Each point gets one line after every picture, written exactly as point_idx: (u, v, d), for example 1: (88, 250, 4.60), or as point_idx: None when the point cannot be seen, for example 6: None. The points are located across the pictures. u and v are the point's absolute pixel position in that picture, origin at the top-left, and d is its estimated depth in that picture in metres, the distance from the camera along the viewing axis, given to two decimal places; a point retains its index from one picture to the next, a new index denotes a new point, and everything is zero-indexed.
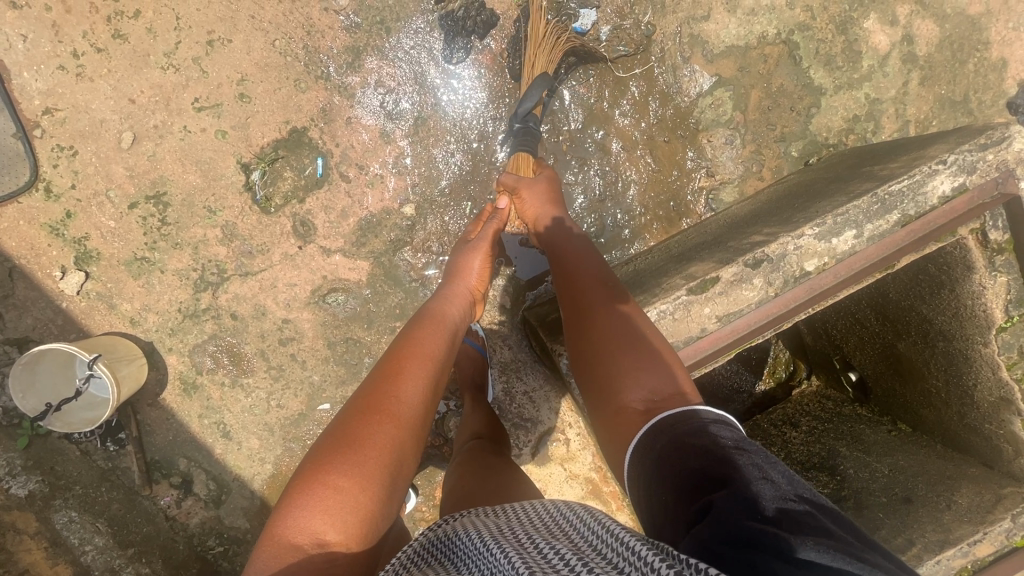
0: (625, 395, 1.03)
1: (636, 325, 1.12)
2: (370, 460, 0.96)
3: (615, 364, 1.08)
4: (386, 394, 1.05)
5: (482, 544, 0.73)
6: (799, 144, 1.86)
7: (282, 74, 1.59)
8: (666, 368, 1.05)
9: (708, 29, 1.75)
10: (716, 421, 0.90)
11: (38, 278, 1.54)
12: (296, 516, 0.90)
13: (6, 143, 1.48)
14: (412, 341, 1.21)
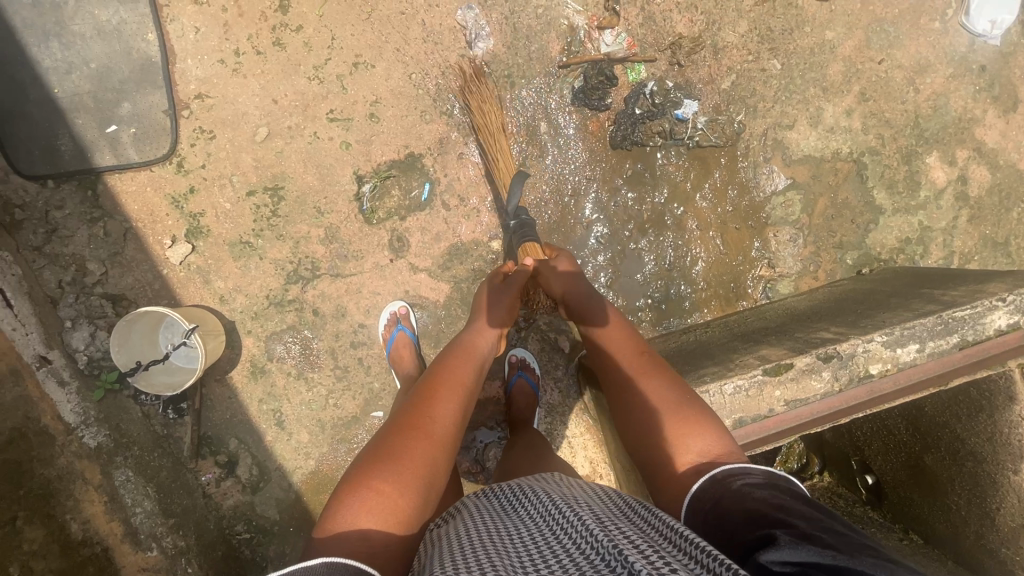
0: (677, 446, 1.04)
1: (673, 392, 1.15)
2: (408, 468, 1.01)
3: (665, 428, 1.09)
4: (425, 413, 1.12)
5: (561, 514, 0.83)
6: (853, 254, 2.02)
7: (411, 103, 1.73)
8: (711, 423, 1.06)
9: (791, 137, 1.93)
10: (777, 478, 0.88)
11: (148, 242, 1.63)
12: (345, 512, 0.94)
13: (155, 117, 1.60)
14: (444, 366, 1.28)
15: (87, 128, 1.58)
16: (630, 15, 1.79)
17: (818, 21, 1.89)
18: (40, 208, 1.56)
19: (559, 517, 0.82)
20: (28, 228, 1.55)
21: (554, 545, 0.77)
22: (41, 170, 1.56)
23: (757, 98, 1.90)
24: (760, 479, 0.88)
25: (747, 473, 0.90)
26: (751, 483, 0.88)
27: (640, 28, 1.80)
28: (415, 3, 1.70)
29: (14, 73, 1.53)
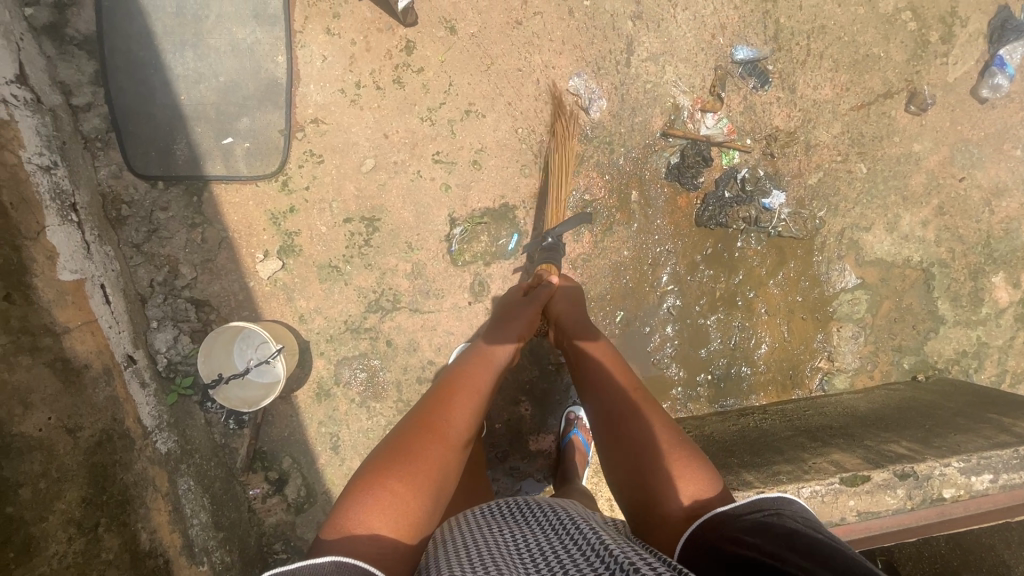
0: (661, 491, 0.99)
1: (660, 425, 1.09)
2: (421, 471, 0.98)
3: (652, 464, 1.03)
4: (440, 415, 1.09)
5: (574, 528, 0.88)
6: (910, 358, 2.05)
7: (514, 156, 1.78)
8: (698, 461, 1.02)
9: (866, 239, 1.98)
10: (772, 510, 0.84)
11: (241, 254, 1.66)
12: (356, 509, 0.92)
13: (270, 134, 1.64)
14: (459, 371, 1.23)
15: (204, 137, 1.61)
16: (731, 102, 1.86)
17: (908, 133, 1.95)
18: (146, 208, 1.59)
19: (572, 530, 0.88)
20: (131, 225, 1.58)
21: (561, 552, 0.82)
22: (154, 171, 1.59)
23: (840, 196, 1.95)
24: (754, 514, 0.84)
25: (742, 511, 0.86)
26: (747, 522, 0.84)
27: (739, 116, 1.86)
28: (533, 63, 1.76)
29: (146, 76, 1.57)
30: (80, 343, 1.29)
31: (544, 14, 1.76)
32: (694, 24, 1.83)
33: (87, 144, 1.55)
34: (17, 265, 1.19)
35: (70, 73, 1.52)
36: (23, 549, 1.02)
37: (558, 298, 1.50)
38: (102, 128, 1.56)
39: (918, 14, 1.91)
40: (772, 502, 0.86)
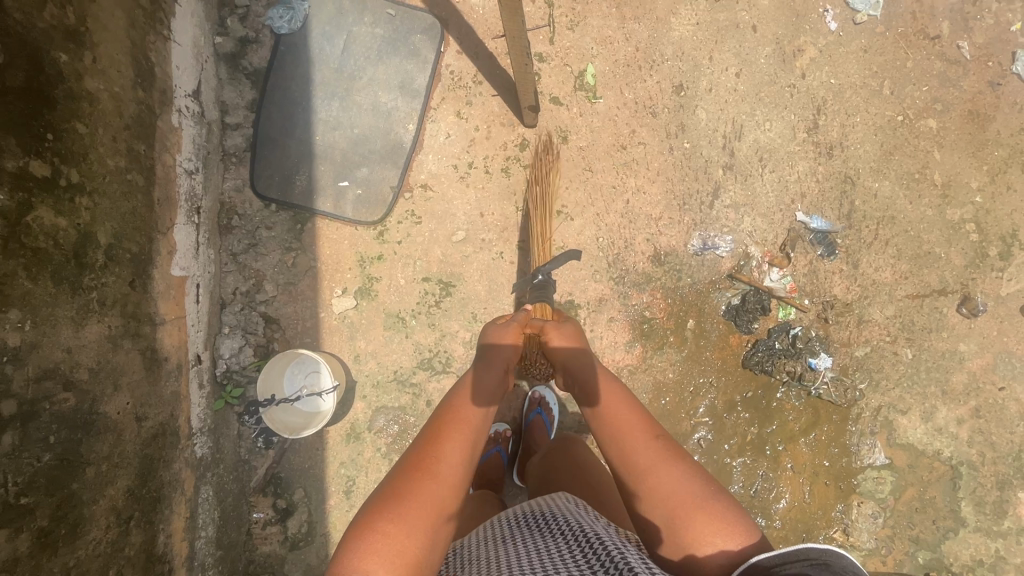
0: (695, 547, 0.92)
1: (689, 476, 1.01)
2: (412, 510, 0.94)
3: (686, 519, 0.95)
4: (428, 454, 1.03)
5: (587, 535, 0.92)
6: (925, 553, 2.02)
7: (589, 261, 1.90)
8: (734, 514, 0.95)
9: (901, 421, 2.03)
10: (819, 558, 0.79)
11: (322, 285, 1.76)
12: (352, 555, 0.88)
13: (381, 188, 1.79)
14: (449, 407, 1.16)
15: (324, 175, 1.77)
16: (798, 262, 1.99)
17: (956, 332, 2.04)
18: (253, 223, 1.72)
19: (586, 538, 0.91)
20: (235, 235, 1.70)
21: (578, 562, 0.86)
22: (272, 194, 1.73)
23: (883, 374, 2.02)
24: (802, 563, 0.79)
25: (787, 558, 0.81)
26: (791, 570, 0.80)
27: (802, 276, 1.99)
28: (627, 185, 1.93)
29: (294, 113, 1.76)
30: (168, 336, 1.37)
31: (647, 145, 1.95)
32: (777, 186, 2.00)
33: (224, 157, 1.71)
34: (146, 255, 1.30)
35: (232, 96, 1.72)
36: (72, 528, 1.02)
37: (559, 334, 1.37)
38: (241, 147, 1.73)
39: (981, 227, 2.06)
40: (819, 552, 0.80)
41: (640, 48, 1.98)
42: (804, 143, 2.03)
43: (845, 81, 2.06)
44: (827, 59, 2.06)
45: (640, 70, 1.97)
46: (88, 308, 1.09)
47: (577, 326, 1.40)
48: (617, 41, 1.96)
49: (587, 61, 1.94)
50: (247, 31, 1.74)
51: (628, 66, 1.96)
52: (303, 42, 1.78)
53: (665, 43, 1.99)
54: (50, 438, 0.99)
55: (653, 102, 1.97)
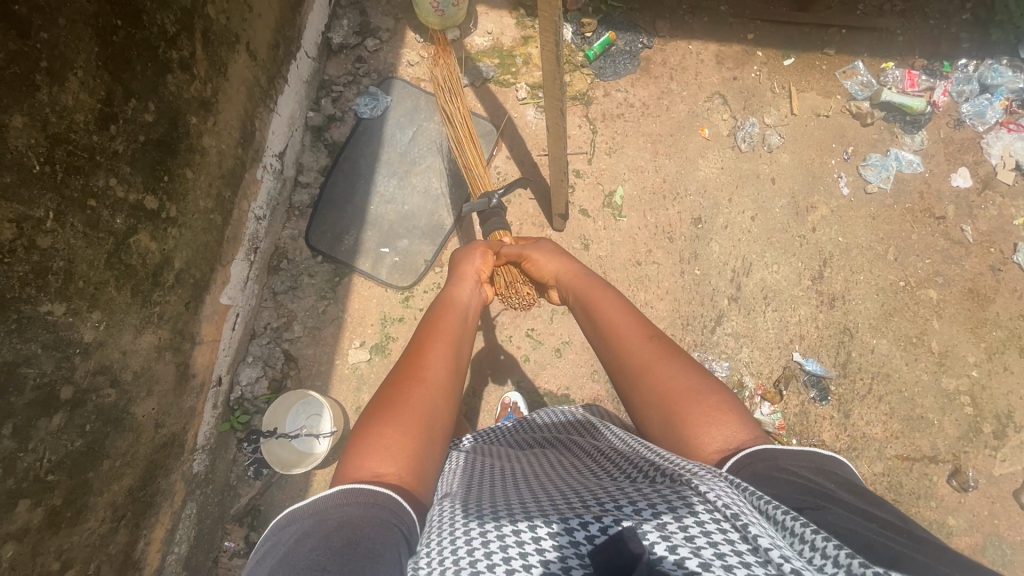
0: (694, 437, 0.98)
1: (686, 372, 1.11)
2: (405, 410, 1.08)
3: (685, 412, 1.03)
4: (415, 365, 1.19)
5: (616, 462, 0.94)
6: None
7: (591, 360, 2.01)
8: (731, 408, 1.02)
9: None
10: (818, 462, 0.87)
11: (344, 335, 1.92)
12: (359, 457, 0.98)
13: (417, 259, 1.99)
14: (432, 325, 1.36)
15: (370, 239, 1.99)
16: (789, 401, 2.07)
17: (945, 503, 2.03)
18: (298, 269, 1.93)
19: (613, 464, 0.93)
20: (280, 276, 1.91)
21: (602, 479, 0.87)
22: (321, 247, 1.96)
23: None
24: (804, 462, 0.86)
25: (793, 454, 0.88)
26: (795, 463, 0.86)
27: (793, 415, 2.05)
28: (637, 297, 2.09)
29: (357, 184, 2.02)
30: (201, 355, 1.53)
31: (661, 265, 2.13)
32: (778, 324, 2.13)
33: (289, 209, 1.96)
34: (205, 282, 1.49)
35: (309, 160, 2.00)
36: (75, 515, 1.12)
37: (539, 256, 1.65)
38: (306, 203, 1.98)
39: (976, 402, 2.12)
40: (821, 458, 0.88)
41: (668, 180, 2.22)
42: (808, 289, 2.18)
43: (852, 241, 2.24)
44: (837, 219, 2.26)
45: (665, 199, 2.20)
46: (148, 319, 1.27)
47: (551, 245, 1.69)
48: (647, 171, 2.22)
49: (618, 183, 2.19)
50: (336, 111, 2.06)
51: (654, 193, 2.20)
52: (380, 127, 2.08)
53: (690, 180, 2.23)
54: (85, 427, 1.10)
55: (673, 228, 2.17)
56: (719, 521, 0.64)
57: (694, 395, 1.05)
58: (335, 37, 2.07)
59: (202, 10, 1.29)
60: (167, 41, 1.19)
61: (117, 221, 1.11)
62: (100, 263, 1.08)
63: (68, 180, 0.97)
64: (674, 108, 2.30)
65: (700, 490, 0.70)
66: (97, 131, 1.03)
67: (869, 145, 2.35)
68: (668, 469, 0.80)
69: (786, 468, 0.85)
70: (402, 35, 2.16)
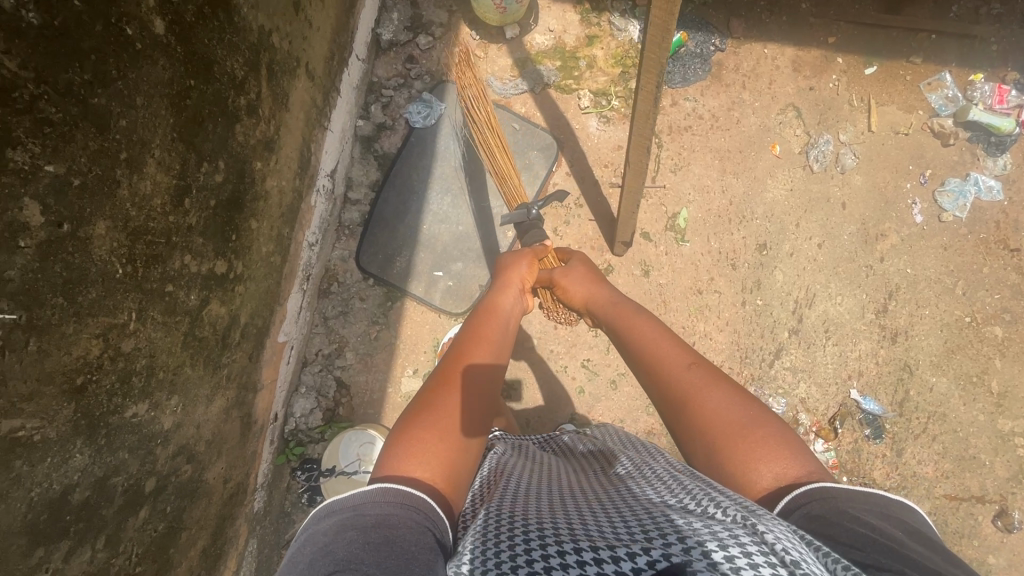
0: (743, 471, 0.90)
1: (733, 402, 1.02)
2: (444, 418, 1.03)
3: (734, 442, 0.95)
4: (456, 370, 1.15)
5: (676, 482, 0.83)
6: None
7: None
8: (784, 441, 0.93)
9: None
10: (885, 506, 0.79)
11: (396, 362, 1.85)
12: (395, 457, 0.95)
13: (471, 283, 1.89)
14: (471, 331, 1.30)
15: (422, 261, 1.89)
16: (843, 438, 2.06)
17: (987, 542, 2.05)
18: (349, 292, 1.85)
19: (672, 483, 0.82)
20: (331, 300, 1.83)
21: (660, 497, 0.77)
22: (372, 269, 1.86)
23: None
24: (869, 505, 0.78)
25: (852, 493, 0.80)
26: (858, 505, 0.78)
27: (844, 453, 2.05)
28: (696, 329, 2.03)
29: (408, 200, 1.90)
30: (262, 399, 1.48)
31: (722, 294, 2.05)
32: (837, 359, 2.08)
33: (339, 228, 1.85)
34: (266, 328, 1.42)
35: (359, 174, 1.87)
36: None
37: (570, 279, 1.54)
38: (356, 221, 1.87)
39: None
40: (888, 502, 0.80)
41: (734, 203, 2.09)
42: (870, 324, 2.11)
43: (921, 273, 2.14)
44: (907, 249, 2.15)
45: (730, 223, 2.08)
46: (218, 383, 1.21)
47: (583, 260, 1.60)
48: (714, 191, 2.09)
49: (682, 205, 2.07)
50: (386, 118, 1.90)
51: (719, 217, 2.08)
52: (433, 137, 1.93)
53: (758, 202, 2.11)
54: (166, 509, 1.07)
55: (736, 255, 2.07)
56: (774, 565, 0.51)
57: (743, 425, 0.97)
58: (385, 34, 1.89)
59: (269, 41, 1.14)
60: (236, 87, 1.04)
61: (191, 299, 1.02)
62: (178, 347, 1.01)
63: (146, 273, 0.87)
64: (745, 121, 2.13)
65: (758, 530, 0.58)
66: (173, 211, 0.92)
67: (949, 167, 2.19)
68: (728, 503, 0.69)
69: (848, 512, 0.77)
70: (456, 30, 1.96)
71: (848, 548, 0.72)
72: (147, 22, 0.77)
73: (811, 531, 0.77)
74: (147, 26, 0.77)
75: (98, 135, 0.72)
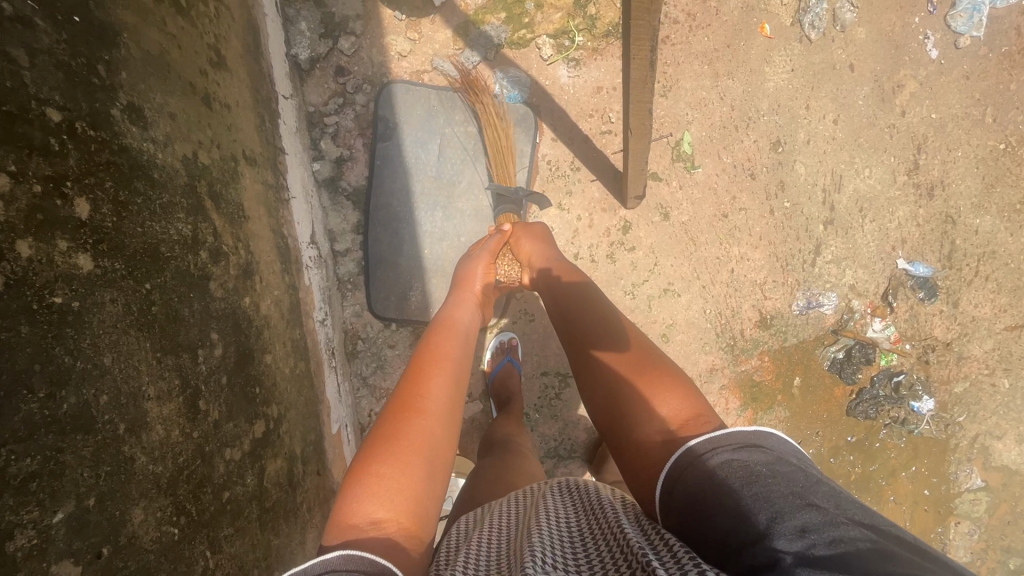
0: (641, 416, 0.90)
1: (634, 354, 1.03)
2: (407, 446, 0.92)
3: (637, 392, 0.95)
4: (414, 393, 1.02)
5: (605, 509, 0.77)
6: (1017, 559, 2.19)
7: (699, 334, 1.93)
8: (677, 384, 0.93)
9: (996, 446, 2.12)
10: (747, 442, 0.73)
11: None
12: (353, 500, 0.85)
13: None
14: (426, 348, 1.16)
15: (438, 287, 1.75)
16: (899, 310, 2.01)
17: None
18: (377, 344, 1.75)
19: (603, 513, 0.76)
20: (362, 359, 1.74)
21: (589, 543, 0.71)
22: (390, 313, 1.73)
23: (980, 405, 2.09)
24: (733, 448, 0.73)
25: (717, 444, 0.74)
26: (724, 457, 0.72)
27: (903, 323, 2.01)
28: (731, 253, 1.92)
29: (399, 228, 1.72)
30: (341, 494, 1.43)
31: (749, 210, 1.92)
32: (878, 235, 1.99)
33: (340, 285, 1.71)
34: (319, 432, 1.34)
35: (338, 222, 1.70)
36: None
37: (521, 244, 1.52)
38: (354, 271, 1.72)
39: None
40: (751, 436, 0.74)
41: (736, 106, 1.89)
42: (904, 186, 1.98)
43: (946, 114, 1.97)
44: (928, 92, 1.96)
45: (737, 130, 1.90)
46: (302, 522, 1.15)
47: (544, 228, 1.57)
48: (712, 102, 1.89)
49: (682, 128, 1.88)
50: (341, 149, 1.69)
51: (724, 127, 1.89)
52: (398, 151, 1.71)
53: (761, 97, 1.90)
54: None
55: (752, 163, 1.91)
56: None
57: (646, 375, 0.97)
58: (302, 52, 1.62)
59: (199, 163, 0.94)
60: (191, 246, 0.86)
61: (248, 482, 0.93)
62: (256, 534, 0.93)
63: (199, 505, 0.78)
64: (724, 9, 1.88)
65: None
66: (194, 424, 0.80)
67: None
68: (675, 545, 0.64)
69: (717, 466, 0.72)
70: (378, 18, 1.68)
71: (734, 535, 0.63)
72: (69, 269, 0.60)
73: (690, 511, 0.70)
74: (71, 275, 0.60)
75: (86, 437, 0.59)
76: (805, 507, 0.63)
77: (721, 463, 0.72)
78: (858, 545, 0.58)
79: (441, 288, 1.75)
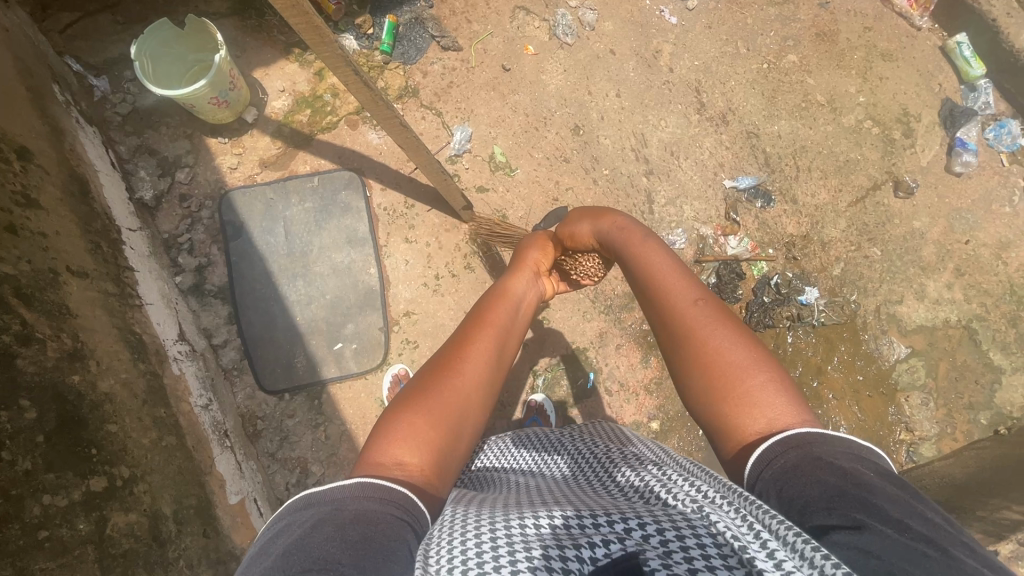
0: (738, 416, 0.87)
1: (740, 339, 0.97)
2: (436, 415, 0.91)
3: (733, 380, 0.90)
4: (461, 361, 1.01)
5: (621, 464, 0.85)
6: (986, 413, 2.13)
7: (575, 304, 2.00)
8: (778, 379, 0.90)
9: (902, 310, 2.16)
10: (859, 451, 0.75)
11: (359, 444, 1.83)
12: (381, 441, 0.86)
13: (372, 332, 1.91)
14: (483, 312, 1.16)
15: (319, 346, 1.89)
16: (747, 223, 2.17)
17: (905, 214, 2.22)
18: (277, 418, 1.83)
19: (621, 467, 0.84)
20: (265, 437, 1.80)
21: (618, 490, 0.78)
22: (280, 385, 1.85)
23: (865, 279, 2.17)
24: (846, 453, 0.74)
25: (828, 440, 0.76)
26: (836, 455, 0.73)
27: (755, 233, 2.16)
28: None
29: (268, 307, 1.90)
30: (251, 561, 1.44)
31: (575, 188, 2.14)
32: (697, 168, 2.20)
33: (227, 374, 1.83)
34: (205, 500, 1.39)
35: (211, 319, 1.87)
36: None
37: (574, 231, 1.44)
38: (237, 358, 1.86)
39: (877, 120, 2.28)
40: (861, 448, 0.76)
41: (529, 112, 2.20)
42: (700, 122, 2.24)
43: (706, 58, 2.30)
44: (683, 48, 2.30)
45: (538, 130, 2.18)
46: None
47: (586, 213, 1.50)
48: (508, 116, 2.18)
49: (491, 145, 2.15)
50: (198, 259, 1.91)
51: (526, 132, 2.18)
52: (250, 244, 1.94)
53: (547, 99, 2.21)
54: None
55: (562, 150, 2.17)
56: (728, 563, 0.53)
57: (741, 365, 0.92)
58: (145, 194, 1.90)
59: (3, 272, 1.13)
60: None
61: (80, 526, 1.03)
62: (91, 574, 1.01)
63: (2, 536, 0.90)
64: (490, 47, 2.24)
65: (709, 521, 0.59)
66: None
67: None
68: (699, 486, 0.70)
69: (822, 459, 0.73)
70: (205, 148, 2.00)
71: (820, 505, 0.67)
72: None
73: (782, 475, 0.74)
74: None
75: None
76: (899, 496, 0.66)
77: (823, 453, 0.74)
78: (953, 544, 0.60)
79: (320, 346, 1.89)
